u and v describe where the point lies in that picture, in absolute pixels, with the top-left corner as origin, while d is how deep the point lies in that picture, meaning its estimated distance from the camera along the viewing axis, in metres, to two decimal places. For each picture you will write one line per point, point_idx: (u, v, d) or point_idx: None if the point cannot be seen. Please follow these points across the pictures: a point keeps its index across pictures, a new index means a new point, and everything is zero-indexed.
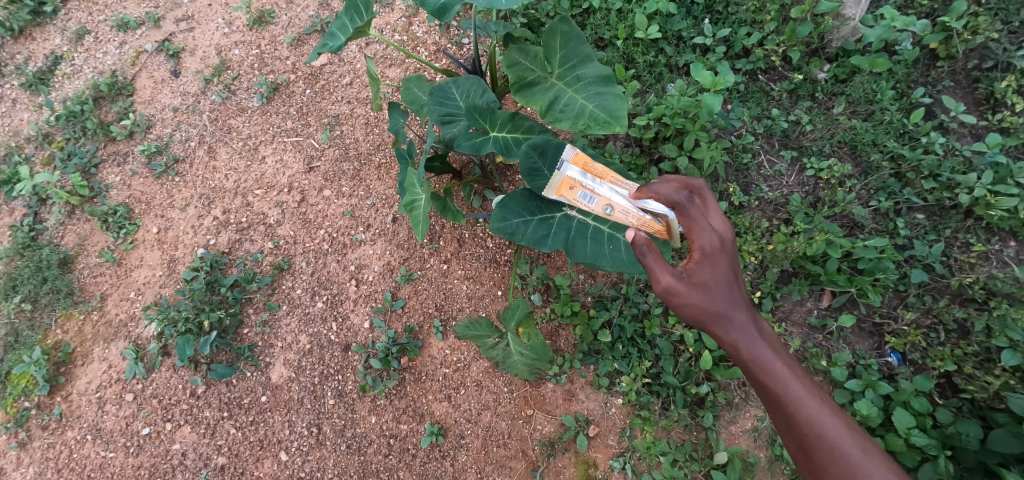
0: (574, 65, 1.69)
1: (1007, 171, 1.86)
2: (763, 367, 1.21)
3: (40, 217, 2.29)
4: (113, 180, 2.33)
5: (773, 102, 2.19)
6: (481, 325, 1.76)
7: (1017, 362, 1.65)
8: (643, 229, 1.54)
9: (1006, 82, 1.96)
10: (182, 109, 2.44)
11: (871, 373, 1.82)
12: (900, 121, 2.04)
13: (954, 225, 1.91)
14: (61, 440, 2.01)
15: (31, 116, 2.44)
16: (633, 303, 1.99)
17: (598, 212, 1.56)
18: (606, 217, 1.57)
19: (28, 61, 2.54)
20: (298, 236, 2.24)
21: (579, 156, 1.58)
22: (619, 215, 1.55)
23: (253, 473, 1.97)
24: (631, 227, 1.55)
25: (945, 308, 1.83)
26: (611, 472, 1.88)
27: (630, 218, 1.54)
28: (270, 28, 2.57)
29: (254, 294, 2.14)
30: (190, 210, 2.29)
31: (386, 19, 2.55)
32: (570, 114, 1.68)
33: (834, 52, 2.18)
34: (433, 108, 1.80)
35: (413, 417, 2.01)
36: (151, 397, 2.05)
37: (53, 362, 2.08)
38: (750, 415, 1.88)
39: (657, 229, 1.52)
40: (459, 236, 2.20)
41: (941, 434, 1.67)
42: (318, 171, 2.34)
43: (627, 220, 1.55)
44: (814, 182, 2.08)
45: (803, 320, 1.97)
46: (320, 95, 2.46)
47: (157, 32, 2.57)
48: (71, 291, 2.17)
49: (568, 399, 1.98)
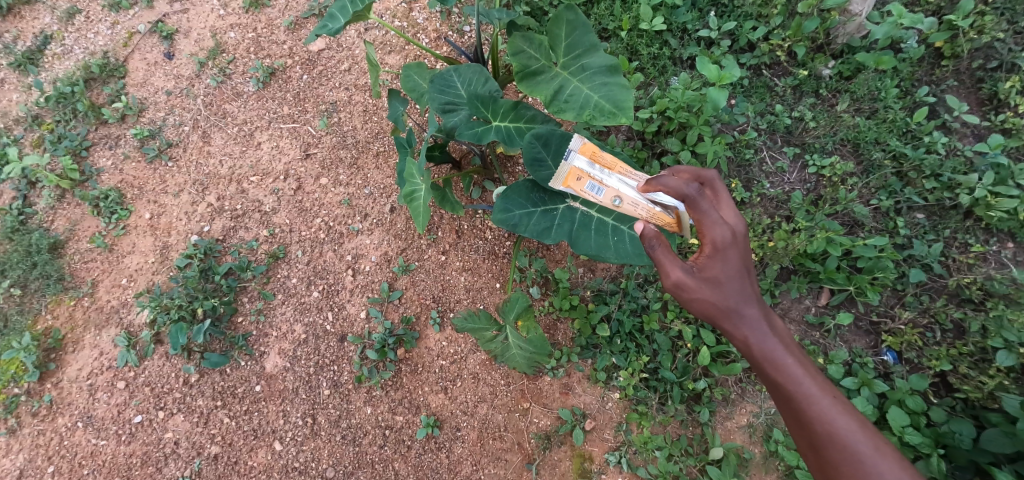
0: (579, 54, 1.66)
1: (1008, 172, 1.85)
2: (774, 363, 1.20)
3: (29, 201, 2.23)
4: (104, 164, 2.29)
5: (776, 98, 2.17)
6: (481, 318, 1.71)
7: (1012, 363, 1.68)
8: (652, 221, 1.52)
9: (1009, 83, 1.95)
10: (176, 92, 2.39)
11: (867, 371, 1.84)
12: (904, 120, 2.03)
13: (954, 225, 1.91)
14: (51, 427, 1.98)
15: (20, 97, 2.37)
16: (632, 298, 1.98)
17: (605, 203, 1.55)
18: (614, 208, 1.56)
19: (17, 40, 2.47)
20: (295, 224, 2.21)
21: (586, 146, 1.54)
22: (628, 207, 1.54)
23: (246, 463, 1.96)
24: (640, 219, 1.53)
25: (942, 308, 1.84)
26: (606, 466, 1.88)
27: (640, 210, 1.52)
28: (267, 11, 2.52)
29: (248, 282, 2.12)
30: (183, 196, 2.25)
31: (386, 4, 2.50)
32: (574, 104, 1.65)
33: (839, 49, 2.17)
34: (434, 96, 1.76)
35: (409, 408, 2.00)
36: (143, 385, 2.03)
37: (44, 348, 2.04)
38: (745, 411, 1.89)
39: (667, 221, 1.49)
40: (458, 227, 2.18)
41: (934, 432, 1.69)
42: (316, 158, 2.30)
43: (636, 212, 1.53)
44: (815, 180, 2.07)
45: (801, 318, 1.97)
46: (318, 81, 2.42)
47: (150, 12, 2.51)
48: (61, 276, 2.13)
49: (565, 393, 1.98)
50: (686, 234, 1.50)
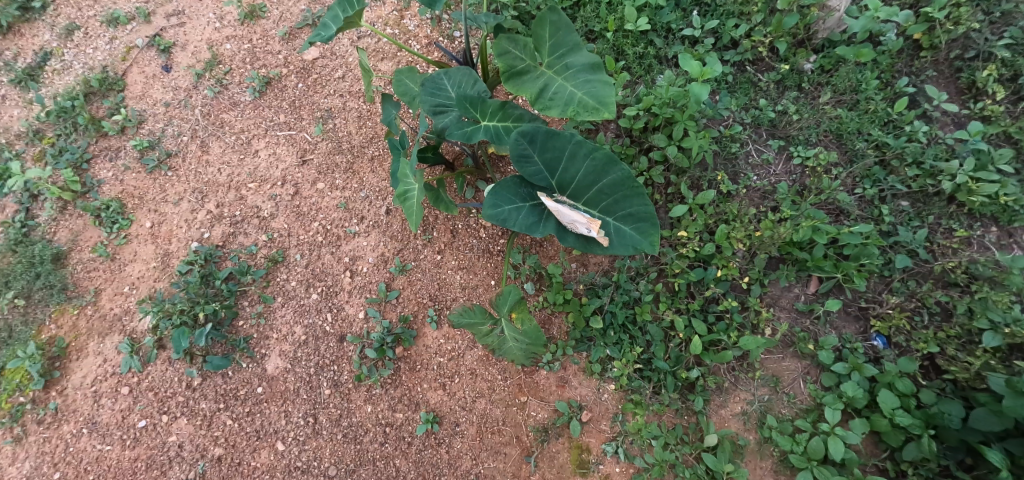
0: (563, 54, 1.72)
1: (989, 158, 1.91)
2: None
3: (32, 213, 2.27)
4: (105, 175, 2.33)
5: (761, 92, 2.23)
6: (475, 312, 1.75)
7: (998, 343, 1.71)
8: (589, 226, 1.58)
9: (987, 72, 2.01)
10: (174, 104, 2.44)
11: (857, 356, 1.87)
12: (885, 110, 2.08)
13: (937, 211, 1.95)
14: (57, 434, 2.01)
15: (22, 113, 2.42)
16: (625, 290, 2.02)
17: (557, 210, 1.60)
18: (563, 215, 1.61)
19: (17, 57, 2.52)
20: (293, 229, 2.26)
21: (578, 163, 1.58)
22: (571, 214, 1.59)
23: (250, 464, 1.99)
24: (582, 223, 1.58)
25: (928, 292, 1.87)
26: (604, 457, 1.92)
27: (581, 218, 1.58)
28: (262, 23, 2.58)
29: (248, 286, 2.16)
30: (183, 204, 2.30)
31: (378, 12, 2.56)
32: (559, 102, 1.70)
33: (820, 43, 2.22)
34: (424, 99, 1.82)
35: (409, 406, 2.03)
36: (148, 389, 2.06)
37: (49, 357, 2.08)
38: (739, 399, 1.92)
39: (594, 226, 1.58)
40: (452, 227, 2.23)
41: (924, 413, 1.72)
42: (312, 163, 2.35)
43: (577, 217, 1.58)
44: (801, 171, 2.11)
45: (791, 306, 2.00)
46: (312, 89, 2.47)
47: (148, 27, 2.57)
48: (64, 286, 2.17)
49: (561, 385, 2.02)
50: (601, 234, 1.58)
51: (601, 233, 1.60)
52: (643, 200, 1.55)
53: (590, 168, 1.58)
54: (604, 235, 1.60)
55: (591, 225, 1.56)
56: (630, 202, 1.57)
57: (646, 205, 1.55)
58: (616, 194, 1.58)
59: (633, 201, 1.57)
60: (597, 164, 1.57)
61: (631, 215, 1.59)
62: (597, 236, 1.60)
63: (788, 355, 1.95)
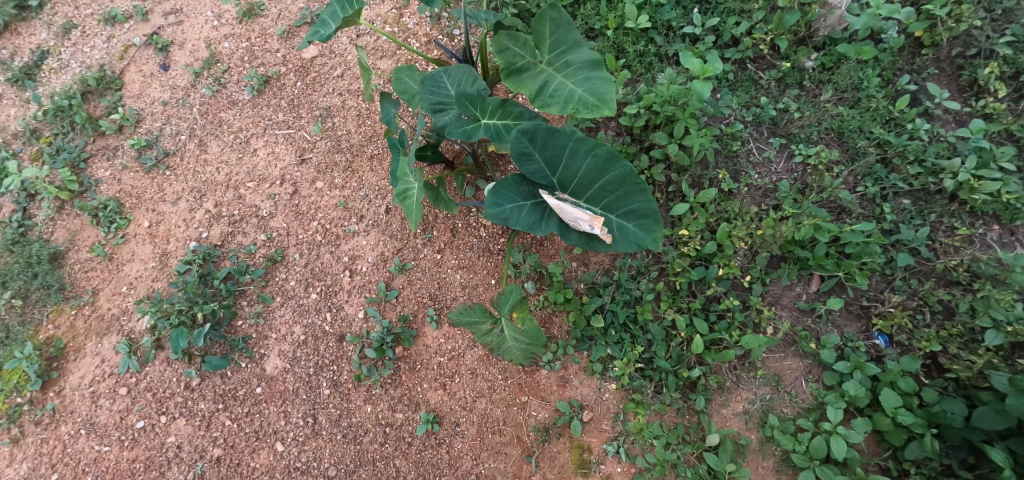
0: (564, 51, 1.71)
1: (990, 156, 1.90)
2: None
3: (29, 213, 2.26)
4: (103, 175, 2.32)
5: (761, 90, 2.22)
6: (475, 311, 1.74)
7: (1000, 341, 1.71)
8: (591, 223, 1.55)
9: (989, 69, 2.00)
10: (172, 102, 2.43)
11: (860, 355, 1.85)
12: (886, 108, 2.07)
13: (939, 209, 1.94)
14: (55, 435, 2.00)
15: (18, 112, 2.41)
16: (626, 289, 2.00)
17: (559, 208, 1.58)
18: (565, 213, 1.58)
19: (14, 56, 2.51)
20: (292, 228, 2.24)
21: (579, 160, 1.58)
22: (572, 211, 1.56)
23: (249, 465, 1.98)
24: (583, 219, 1.55)
25: (930, 290, 1.87)
26: (605, 456, 1.91)
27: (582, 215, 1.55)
28: (260, 21, 2.57)
29: (247, 286, 2.14)
30: (181, 204, 2.28)
31: (377, 11, 2.55)
32: (559, 99, 1.69)
33: (821, 41, 2.22)
34: (424, 97, 1.81)
35: (409, 406, 2.02)
36: (146, 390, 2.05)
37: (46, 358, 2.06)
38: (741, 398, 1.92)
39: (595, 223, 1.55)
40: (452, 226, 2.22)
41: (927, 412, 1.71)
42: (311, 162, 2.34)
43: (579, 214, 1.55)
44: (802, 169, 2.10)
45: (793, 304, 1.99)
46: (311, 87, 2.46)
47: (146, 25, 2.55)
48: (61, 286, 2.15)
49: (562, 385, 2.01)
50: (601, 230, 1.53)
51: (604, 231, 1.56)
52: (645, 196, 1.55)
53: (591, 165, 1.57)
54: (607, 232, 1.58)
55: (592, 221, 1.53)
56: (633, 198, 1.57)
57: (649, 201, 1.55)
58: (618, 191, 1.58)
59: (635, 198, 1.56)
60: (598, 161, 1.56)
61: (633, 212, 1.58)
62: (600, 234, 1.56)
63: (790, 354, 1.94)
